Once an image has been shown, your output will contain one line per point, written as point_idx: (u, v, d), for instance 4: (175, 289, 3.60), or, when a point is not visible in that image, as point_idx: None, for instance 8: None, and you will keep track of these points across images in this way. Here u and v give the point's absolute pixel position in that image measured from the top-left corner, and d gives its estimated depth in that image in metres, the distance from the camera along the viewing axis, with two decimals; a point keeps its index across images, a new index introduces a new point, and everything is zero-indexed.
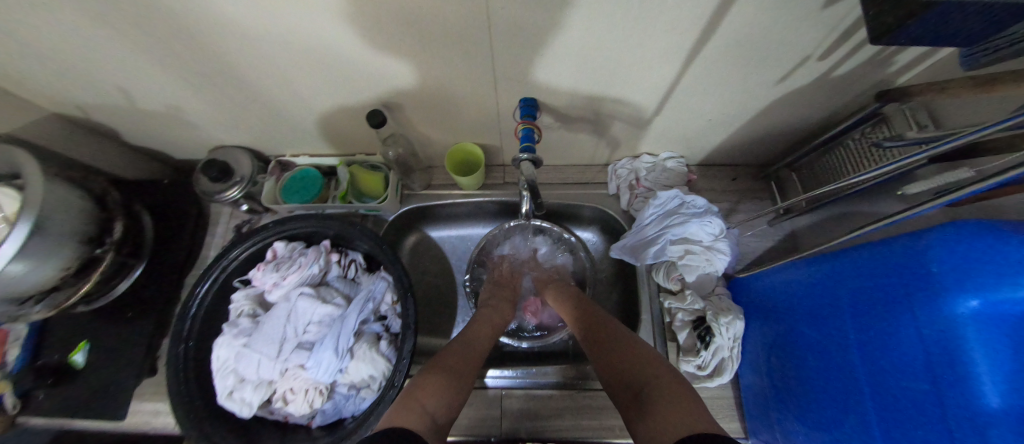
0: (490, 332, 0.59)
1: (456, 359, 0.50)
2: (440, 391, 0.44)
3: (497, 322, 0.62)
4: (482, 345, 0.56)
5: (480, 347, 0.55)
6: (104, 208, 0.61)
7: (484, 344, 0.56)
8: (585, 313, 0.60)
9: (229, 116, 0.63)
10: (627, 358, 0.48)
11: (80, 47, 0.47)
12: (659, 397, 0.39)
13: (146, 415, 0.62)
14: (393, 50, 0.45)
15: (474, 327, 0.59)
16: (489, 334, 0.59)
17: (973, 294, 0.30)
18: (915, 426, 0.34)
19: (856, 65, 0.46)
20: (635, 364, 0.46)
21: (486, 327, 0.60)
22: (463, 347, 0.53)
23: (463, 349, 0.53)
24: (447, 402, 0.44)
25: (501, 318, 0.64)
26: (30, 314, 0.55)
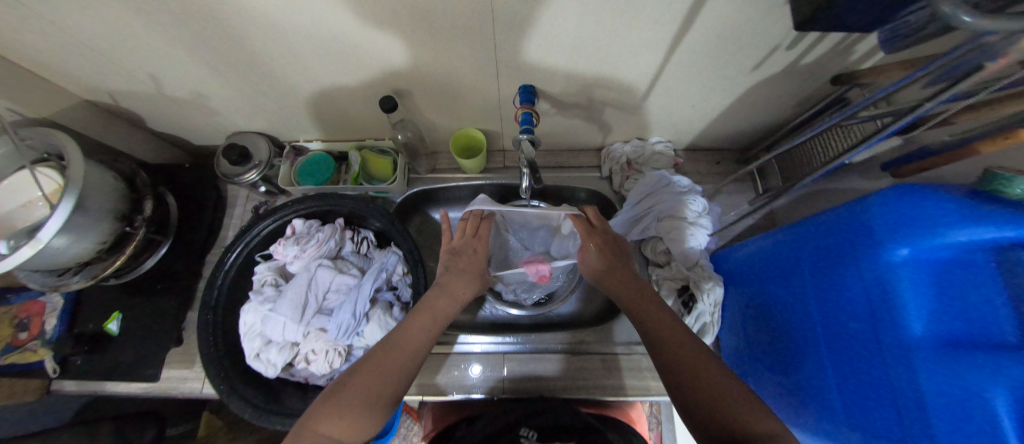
0: (428, 330, 0.54)
1: (377, 375, 0.47)
2: (345, 416, 0.43)
3: (443, 311, 0.57)
4: (413, 352, 0.51)
5: (413, 350, 0.51)
6: (134, 189, 0.65)
7: (415, 348, 0.51)
8: (642, 310, 0.52)
9: (248, 102, 0.67)
10: (720, 393, 0.39)
11: (118, 37, 0.51)
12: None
13: (175, 381, 0.67)
14: (404, 40, 0.50)
15: (411, 326, 0.53)
16: (425, 335, 0.53)
17: (904, 243, 0.36)
18: (858, 358, 0.41)
19: (820, 55, 0.51)
20: (735, 406, 0.38)
21: (425, 325, 0.54)
22: (387, 359, 0.49)
23: (385, 363, 0.48)
24: (351, 425, 0.43)
25: (454, 294, 0.60)
26: (69, 284, 0.60)
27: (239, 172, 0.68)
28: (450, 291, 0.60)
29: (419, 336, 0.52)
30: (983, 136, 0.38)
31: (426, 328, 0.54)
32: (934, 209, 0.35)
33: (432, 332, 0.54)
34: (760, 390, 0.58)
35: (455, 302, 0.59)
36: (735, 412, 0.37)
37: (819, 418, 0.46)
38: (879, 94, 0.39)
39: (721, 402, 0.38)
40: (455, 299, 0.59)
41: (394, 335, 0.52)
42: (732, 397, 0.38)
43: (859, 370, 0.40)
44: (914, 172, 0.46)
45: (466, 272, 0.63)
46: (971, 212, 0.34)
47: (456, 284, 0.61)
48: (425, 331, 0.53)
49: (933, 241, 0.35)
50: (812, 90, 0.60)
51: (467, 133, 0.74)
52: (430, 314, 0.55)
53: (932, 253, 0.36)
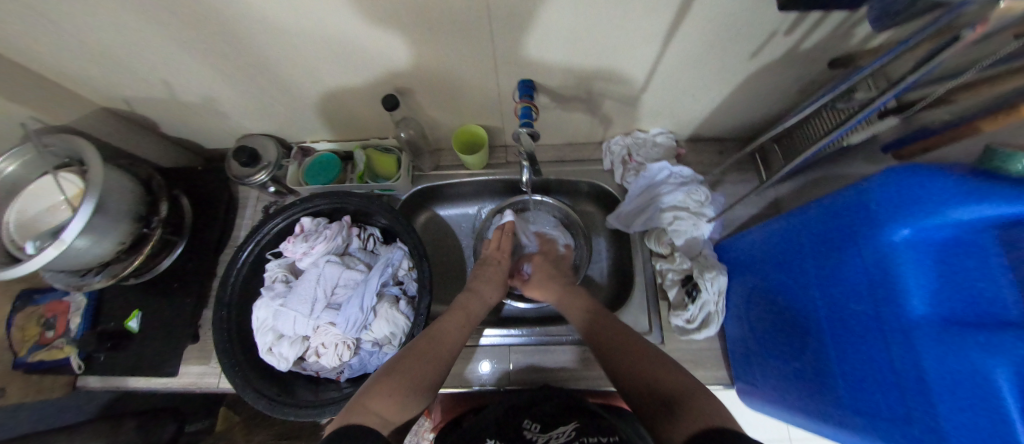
0: (463, 324, 0.58)
1: (422, 360, 0.50)
2: (393, 394, 0.45)
3: (473, 310, 0.62)
4: (454, 340, 0.55)
5: (453, 340, 0.55)
6: (150, 191, 0.68)
7: (455, 337, 0.55)
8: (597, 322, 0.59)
9: (255, 105, 0.69)
10: (647, 366, 0.49)
11: (132, 45, 0.53)
12: (691, 407, 0.41)
13: (192, 376, 0.69)
14: (404, 39, 0.51)
15: (448, 319, 0.58)
16: (462, 327, 0.58)
17: (905, 224, 0.36)
18: (860, 340, 0.40)
19: (820, 40, 0.51)
20: (656, 373, 0.48)
21: (460, 318, 0.59)
22: (430, 346, 0.53)
23: (430, 348, 0.53)
24: (397, 405, 0.45)
25: (481, 295, 0.65)
26: (91, 283, 0.63)
27: (249, 173, 0.70)
28: (479, 292, 0.65)
29: (457, 326, 0.57)
30: (985, 114, 0.38)
31: (461, 321, 0.59)
32: (934, 187, 0.35)
33: (466, 328, 0.59)
34: (767, 378, 0.57)
35: (481, 302, 0.64)
36: (658, 378, 0.47)
37: (826, 404, 0.46)
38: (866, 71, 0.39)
39: (648, 374, 0.48)
40: (486, 302, 0.65)
41: (432, 327, 0.56)
42: (654, 367, 0.48)
43: (860, 351, 0.40)
44: (917, 153, 0.47)
45: (491, 278, 0.69)
46: (974, 189, 0.34)
47: (485, 289, 0.67)
48: (462, 323, 0.58)
49: (935, 220, 0.35)
50: (814, 76, 0.59)
51: (469, 129, 0.75)
52: (463, 312, 0.60)
53: (934, 233, 0.36)
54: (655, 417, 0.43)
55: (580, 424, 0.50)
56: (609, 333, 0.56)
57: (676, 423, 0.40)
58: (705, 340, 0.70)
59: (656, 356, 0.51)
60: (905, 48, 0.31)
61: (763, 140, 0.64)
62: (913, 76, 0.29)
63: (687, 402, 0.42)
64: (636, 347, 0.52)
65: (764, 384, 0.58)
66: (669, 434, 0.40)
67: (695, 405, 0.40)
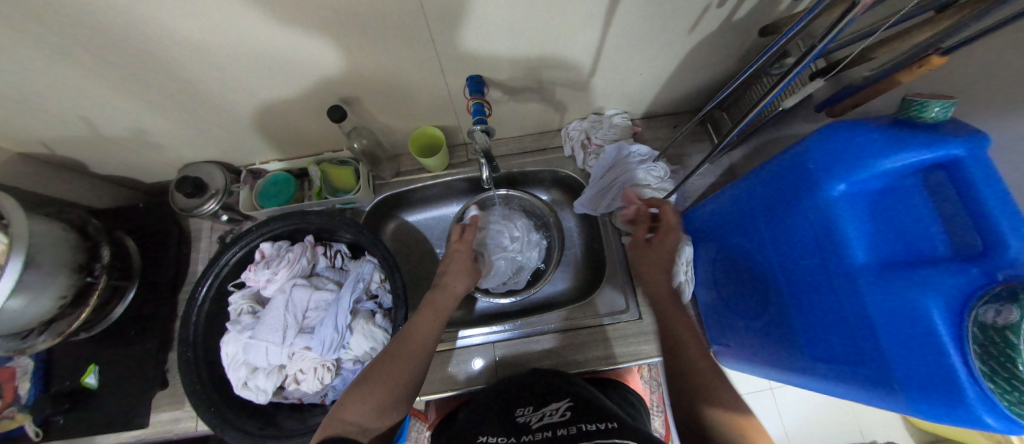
0: (432, 322, 0.57)
1: (397, 365, 0.50)
2: (368, 403, 0.46)
3: (442, 305, 0.60)
4: (423, 340, 0.54)
5: (424, 342, 0.54)
6: (86, 237, 0.63)
7: (424, 338, 0.54)
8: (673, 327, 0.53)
9: (190, 131, 0.65)
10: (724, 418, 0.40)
11: (36, 83, 0.49)
12: None
13: (165, 423, 0.66)
14: (339, 47, 0.49)
15: (416, 320, 0.56)
16: (433, 324, 0.56)
17: (841, 179, 0.38)
18: (814, 293, 0.43)
19: (751, 9, 0.52)
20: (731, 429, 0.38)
21: (431, 317, 0.57)
22: (401, 351, 0.52)
23: (402, 352, 0.51)
24: (375, 412, 0.46)
25: (451, 289, 0.63)
26: (35, 345, 0.58)
27: (197, 203, 0.66)
28: (446, 286, 0.63)
29: (428, 325, 0.56)
30: (899, 67, 0.40)
31: (434, 318, 0.57)
32: (863, 141, 0.37)
33: (436, 322, 0.57)
34: (736, 339, 0.60)
35: (454, 297, 0.62)
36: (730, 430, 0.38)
37: (789, 355, 0.48)
38: (786, 37, 0.40)
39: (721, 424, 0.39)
40: (453, 294, 0.63)
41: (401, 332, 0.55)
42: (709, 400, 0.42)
43: (815, 304, 0.43)
44: (847, 109, 0.49)
45: (457, 271, 0.66)
46: (893, 138, 0.37)
47: (456, 282, 0.64)
48: (433, 320, 0.57)
49: (866, 172, 0.37)
50: (749, 44, 0.61)
51: (424, 132, 0.73)
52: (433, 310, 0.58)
53: (866, 184, 0.38)
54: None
55: (572, 400, 0.52)
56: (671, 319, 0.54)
57: None
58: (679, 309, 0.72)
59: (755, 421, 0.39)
60: (818, 13, 0.32)
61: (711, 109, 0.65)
62: (822, 43, 0.30)
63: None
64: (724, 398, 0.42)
65: (734, 344, 0.61)
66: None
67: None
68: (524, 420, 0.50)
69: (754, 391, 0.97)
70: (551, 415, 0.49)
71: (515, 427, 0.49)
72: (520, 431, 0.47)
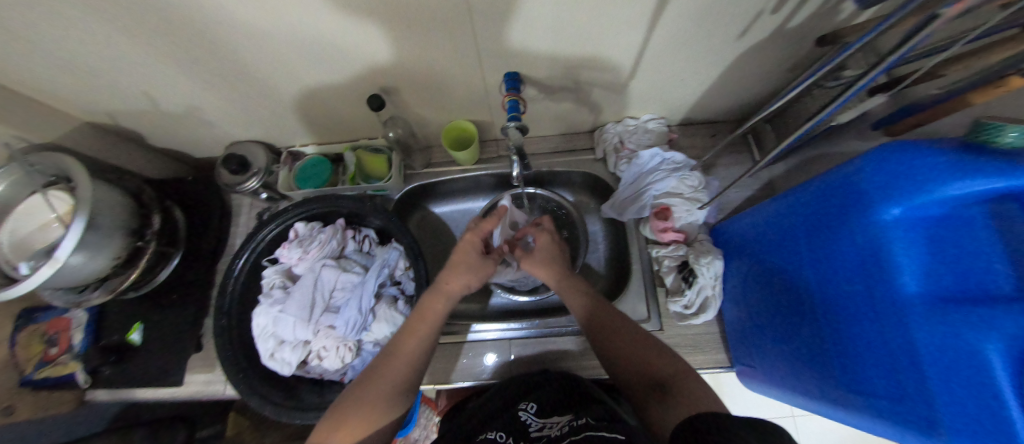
0: (422, 333, 0.53)
1: (379, 382, 0.48)
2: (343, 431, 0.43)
3: (434, 310, 0.55)
4: (411, 358, 0.51)
5: (411, 357, 0.51)
6: (142, 205, 0.68)
7: (410, 358, 0.51)
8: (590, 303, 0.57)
9: (239, 111, 0.69)
10: (637, 348, 0.50)
11: (109, 58, 0.53)
12: (681, 392, 0.43)
13: (197, 385, 0.70)
14: (384, 36, 0.50)
15: (405, 334, 0.53)
16: (423, 341, 0.53)
17: (896, 203, 0.35)
18: (854, 320, 0.41)
19: (807, 17, 0.50)
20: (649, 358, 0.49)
21: (418, 328, 0.54)
22: (385, 370, 0.50)
23: (388, 372, 0.50)
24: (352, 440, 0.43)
25: (446, 290, 0.57)
26: (89, 300, 0.62)
27: (239, 180, 0.70)
28: (439, 286, 0.57)
29: (416, 339, 0.53)
30: (975, 86, 0.37)
31: (420, 331, 0.53)
32: (923, 165, 0.35)
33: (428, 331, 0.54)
34: (765, 363, 0.57)
35: (449, 299, 0.56)
36: (650, 362, 0.48)
37: (821, 383, 0.46)
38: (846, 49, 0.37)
39: (642, 357, 0.49)
40: (452, 294, 0.56)
41: (392, 345, 0.53)
42: (642, 350, 0.50)
43: (856, 332, 0.41)
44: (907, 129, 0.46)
45: (457, 266, 0.58)
46: (962, 165, 0.34)
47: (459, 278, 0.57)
48: (421, 333, 0.53)
49: (923, 197, 0.34)
50: (802, 54, 0.58)
51: (458, 125, 0.74)
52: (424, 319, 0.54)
53: (924, 210, 0.35)
54: (647, 402, 0.46)
55: (575, 413, 0.50)
56: (613, 331, 0.53)
57: (669, 410, 0.42)
58: (703, 324, 0.70)
59: (649, 340, 0.51)
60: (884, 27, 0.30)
61: (755, 123, 0.63)
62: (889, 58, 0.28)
63: (681, 391, 0.43)
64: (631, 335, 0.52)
65: (762, 367, 0.59)
66: (658, 416, 0.43)
67: (691, 396, 0.42)
68: (527, 424, 0.50)
69: (773, 416, 0.93)
70: (552, 425, 0.48)
71: (517, 424, 0.50)
72: (519, 433, 0.47)
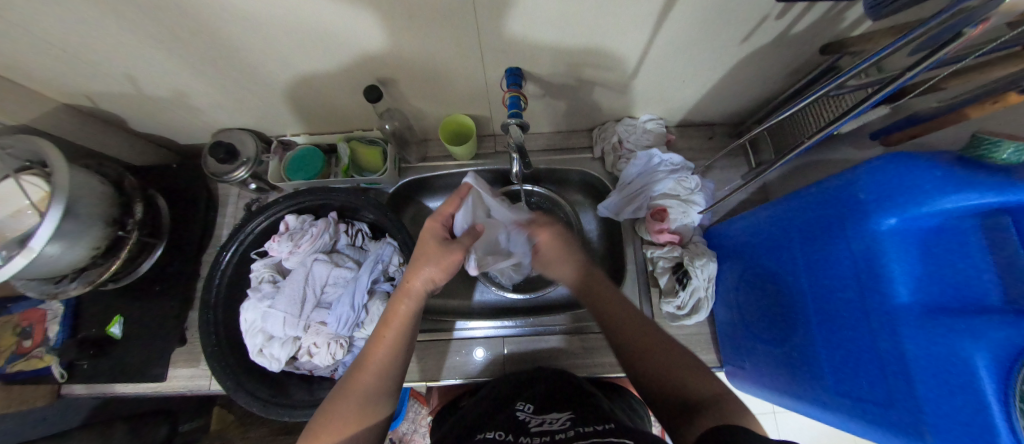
0: (388, 338, 0.50)
1: (354, 393, 0.46)
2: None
3: (400, 312, 0.51)
4: (379, 370, 0.48)
5: (381, 368, 0.48)
6: (122, 193, 0.65)
7: (379, 369, 0.48)
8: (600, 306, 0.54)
9: (227, 97, 0.66)
10: (671, 366, 0.45)
11: (90, 38, 0.50)
12: (714, 411, 0.37)
13: (182, 379, 0.68)
14: (385, 25, 0.49)
15: (372, 345, 0.50)
16: (390, 351, 0.49)
17: (892, 213, 0.36)
18: (847, 327, 0.41)
19: (811, 23, 0.50)
20: (683, 377, 0.43)
21: (384, 336, 0.50)
22: (353, 382, 0.47)
23: (354, 386, 0.47)
24: None
25: (408, 289, 0.52)
26: (68, 291, 0.60)
27: (227, 170, 0.67)
28: (403, 288, 0.52)
29: (383, 349, 0.49)
30: (973, 101, 0.37)
31: (386, 339, 0.50)
32: (920, 176, 0.35)
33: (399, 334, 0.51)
34: (755, 366, 0.59)
35: (413, 298, 0.52)
36: (685, 382, 0.43)
37: (808, 385, 0.47)
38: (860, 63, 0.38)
39: (675, 376, 0.44)
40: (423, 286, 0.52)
41: (361, 356, 0.51)
42: (678, 368, 0.44)
43: (847, 338, 0.41)
44: (904, 139, 0.47)
45: (417, 259, 0.53)
46: (957, 178, 0.34)
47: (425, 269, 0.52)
48: (388, 342, 0.50)
49: (920, 209, 0.35)
50: (803, 60, 0.59)
51: (455, 119, 0.73)
52: (387, 326, 0.50)
53: (919, 221, 0.36)
54: (677, 426, 0.40)
55: (574, 412, 0.49)
56: (626, 327, 0.51)
57: (694, 430, 0.37)
58: (694, 325, 0.71)
59: (685, 359, 0.45)
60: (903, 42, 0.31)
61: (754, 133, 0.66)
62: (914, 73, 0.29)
63: (710, 409, 0.38)
64: (662, 352, 0.46)
65: (751, 369, 0.60)
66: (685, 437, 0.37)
67: (718, 411, 0.36)
68: (525, 421, 0.49)
69: (755, 412, 0.95)
70: (551, 422, 0.47)
71: (514, 421, 0.49)
72: (518, 429, 0.47)
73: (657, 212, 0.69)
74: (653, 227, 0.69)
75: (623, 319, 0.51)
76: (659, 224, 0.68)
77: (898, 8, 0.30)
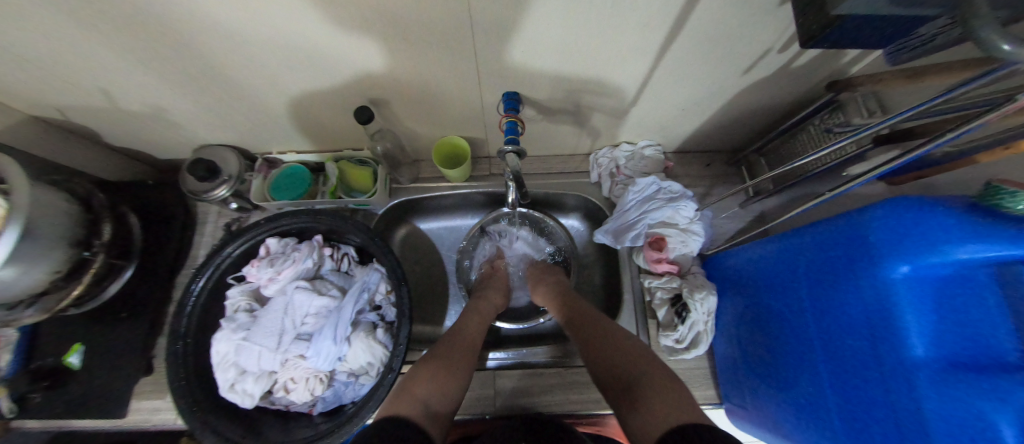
0: (479, 322, 0.61)
1: (453, 349, 0.54)
2: (433, 381, 0.47)
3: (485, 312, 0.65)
4: (471, 340, 0.57)
5: (472, 342, 0.57)
6: (90, 211, 0.61)
7: (471, 338, 0.57)
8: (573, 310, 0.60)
9: (211, 113, 0.63)
10: (611, 352, 0.49)
11: (58, 50, 0.46)
12: (651, 392, 0.41)
13: (145, 413, 0.63)
14: (377, 48, 0.47)
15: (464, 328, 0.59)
16: (479, 327, 0.60)
17: (904, 261, 0.34)
18: (857, 376, 0.39)
19: (813, 58, 0.49)
20: (619, 360, 0.48)
21: (475, 319, 0.62)
22: (453, 341, 0.56)
23: (456, 342, 0.55)
24: (439, 388, 0.47)
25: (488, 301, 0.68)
26: (21, 319, 0.54)
27: (207, 188, 0.64)
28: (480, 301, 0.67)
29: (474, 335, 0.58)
30: (985, 147, 0.36)
31: (478, 320, 0.62)
32: (932, 224, 0.34)
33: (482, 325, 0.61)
34: (759, 408, 0.56)
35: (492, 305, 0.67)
36: (622, 365, 0.47)
37: (818, 437, 0.45)
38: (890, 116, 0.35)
39: (614, 361, 0.48)
40: (492, 303, 0.68)
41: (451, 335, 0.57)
42: (616, 353, 0.49)
43: (857, 387, 0.39)
44: (910, 180, 0.45)
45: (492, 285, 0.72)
46: (972, 226, 0.33)
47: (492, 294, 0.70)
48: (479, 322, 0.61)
49: (935, 258, 0.33)
50: (802, 93, 0.58)
51: (450, 141, 0.71)
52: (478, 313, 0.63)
53: (934, 270, 0.34)
54: (618, 406, 0.44)
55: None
56: (587, 322, 0.56)
57: (636, 412, 0.40)
58: (693, 359, 0.69)
59: (621, 344, 0.50)
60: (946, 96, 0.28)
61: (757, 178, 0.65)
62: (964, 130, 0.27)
63: (646, 391, 0.42)
64: (605, 342, 0.51)
65: (754, 408, 0.57)
66: (627, 416, 0.41)
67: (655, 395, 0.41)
68: None
69: None
70: None
71: None
72: None
73: (655, 241, 0.68)
74: (652, 257, 0.66)
75: (585, 315, 0.57)
76: (657, 254, 0.66)
77: (921, 55, 0.29)
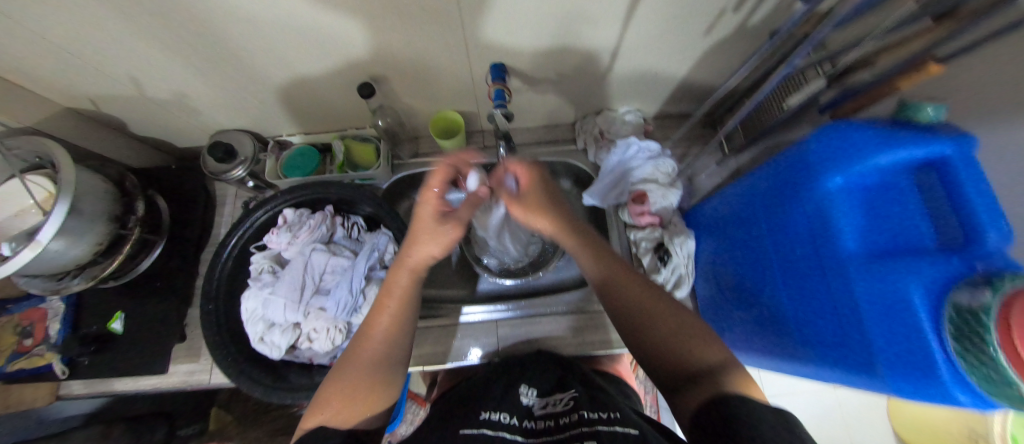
0: (392, 307, 0.49)
1: (369, 346, 0.47)
2: (354, 394, 0.44)
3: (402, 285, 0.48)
4: (386, 335, 0.48)
5: (385, 335, 0.48)
6: (124, 191, 0.67)
7: (384, 334, 0.48)
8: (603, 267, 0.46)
9: (227, 98, 0.69)
10: (671, 332, 0.40)
11: (95, 42, 0.53)
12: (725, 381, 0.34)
13: (181, 375, 0.70)
14: (376, 27, 0.52)
15: (375, 316, 0.49)
16: (394, 318, 0.48)
17: (837, 173, 0.39)
18: (808, 281, 0.45)
19: (765, 15, 0.55)
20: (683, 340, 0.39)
21: (386, 306, 0.48)
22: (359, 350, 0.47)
23: (368, 340, 0.48)
24: (362, 398, 0.44)
25: (414, 262, 0.47)
26: (70, 286, 0.62)
27: (225, 169, 0.70)
28: (402, 260, 0.48)
29: (387, 318, 0.48)
30: (899, 72, 0.41)
31: (389, 308, 0.48)
32: (859, 139, 0.39)
33: (404, 301, 0.49)
34: (734, 332, 0.63)
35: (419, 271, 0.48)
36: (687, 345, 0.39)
37: (781, 343, 0.51)
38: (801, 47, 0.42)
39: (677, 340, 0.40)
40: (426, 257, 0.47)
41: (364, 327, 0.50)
42: (677, 330, 0.40)
43: (809, 291, 0.45)
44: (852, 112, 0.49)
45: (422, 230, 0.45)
46: (891, 136, 0.37)
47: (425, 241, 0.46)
48: (390, 309, 0.49)
49: (862, 165, 0.38)
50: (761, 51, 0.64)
51: (445, 115, 0.77)
52: (389, 296, 0.49)
53: (861, 179, 0.40)
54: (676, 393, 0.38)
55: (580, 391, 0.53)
56: (634, 288, 0.44)
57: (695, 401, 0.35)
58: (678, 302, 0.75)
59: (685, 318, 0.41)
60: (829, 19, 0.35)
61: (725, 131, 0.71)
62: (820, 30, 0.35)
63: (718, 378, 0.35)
64: (661, 314, 0.42)
65: (730, 333, 0.65)
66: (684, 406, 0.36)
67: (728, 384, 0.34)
68: (532, 406, 0.51)
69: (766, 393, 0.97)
70: (556, 403, 0.51)
71: (520, 407, 0.51)
72: (523, 414, 0.49)
73: (639, 197, 0.73)
74: (636, 211, 0.73)
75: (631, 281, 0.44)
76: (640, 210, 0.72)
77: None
